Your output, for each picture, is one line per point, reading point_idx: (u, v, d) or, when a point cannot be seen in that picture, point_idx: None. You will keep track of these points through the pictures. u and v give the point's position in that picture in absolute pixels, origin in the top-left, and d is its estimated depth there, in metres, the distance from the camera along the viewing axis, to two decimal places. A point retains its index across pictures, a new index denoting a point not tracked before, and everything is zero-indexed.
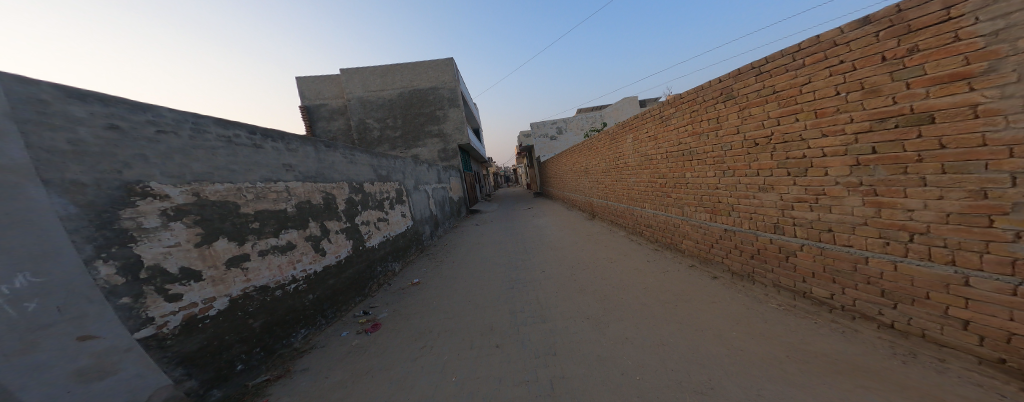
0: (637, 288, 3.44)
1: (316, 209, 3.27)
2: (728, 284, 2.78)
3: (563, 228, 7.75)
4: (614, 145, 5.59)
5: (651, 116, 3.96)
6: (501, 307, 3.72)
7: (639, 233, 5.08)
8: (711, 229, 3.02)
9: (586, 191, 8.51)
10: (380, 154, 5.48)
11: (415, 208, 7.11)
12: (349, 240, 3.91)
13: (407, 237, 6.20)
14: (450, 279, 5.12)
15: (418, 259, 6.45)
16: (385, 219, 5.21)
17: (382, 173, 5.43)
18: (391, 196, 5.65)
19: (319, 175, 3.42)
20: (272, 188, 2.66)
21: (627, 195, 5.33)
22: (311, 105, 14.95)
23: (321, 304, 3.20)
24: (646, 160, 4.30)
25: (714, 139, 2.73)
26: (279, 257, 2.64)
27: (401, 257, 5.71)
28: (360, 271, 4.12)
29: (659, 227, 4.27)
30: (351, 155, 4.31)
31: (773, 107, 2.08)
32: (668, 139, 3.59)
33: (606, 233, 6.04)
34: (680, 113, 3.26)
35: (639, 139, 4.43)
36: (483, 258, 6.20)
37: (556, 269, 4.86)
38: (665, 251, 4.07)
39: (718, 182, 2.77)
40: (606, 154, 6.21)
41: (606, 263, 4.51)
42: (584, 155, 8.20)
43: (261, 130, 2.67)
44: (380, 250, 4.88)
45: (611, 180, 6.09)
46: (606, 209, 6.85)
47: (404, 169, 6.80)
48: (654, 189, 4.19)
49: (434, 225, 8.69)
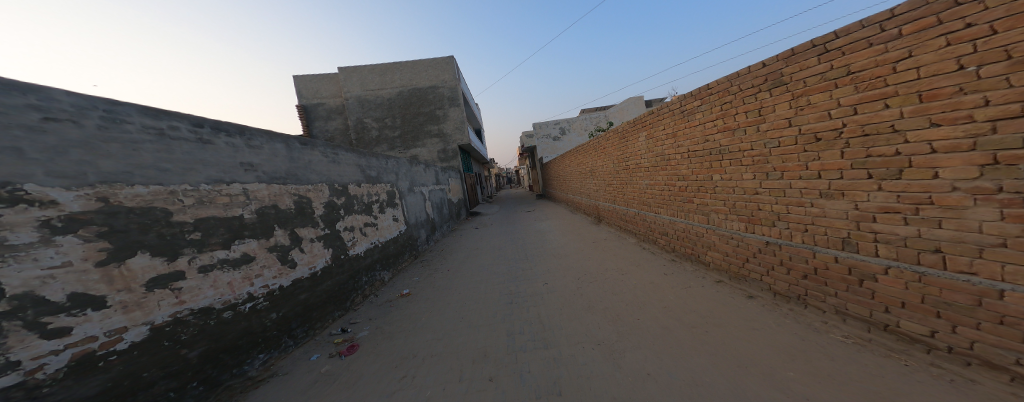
0: (656, 306, 2.97)
1: (285, 214, 2.85)
2: (769, 307, 2.30)
3: (567, 233, 7.28)
4: (624, 145, 5.14)
5: (669, 111, 3.50)
6: (497, 327, 3.27)
7: (652, 241, 4.60)
8: (747, 240, 2.55)
9: (591, 194, 8.04)
10: (370, 154, 5.05)
11: (409, 211, 6.67)
12: (328, 248, 3.47)
13: (398, 243, 5.76)
14: (442, 290, 4.66)
15: (411, 266, 6.00)
16: (374, 224, 4.77)
17: (372, 174, 5.01)
18: (382, 199, 5.23)
19: (290, 175, 3.01)
20: (222, 190, 2.25)
21: (639, 199, 4.87)
22: (309, 104, 14.63)
23: (288, 323, 2.75)
24: (662, 161, 3.83)
25: (754, 135, 2.26)
26: (230, 274, 2.21)
27: (391, 265, 5.27)
28: (341, 282, 3.68)
29: (676, 235, 3.80)
30: (332, 154, 3.89)
31: (846, 92, 1.61)
32: (690, 137, 3.13)
33: (614, 241, 5.55)
34: (706, 107, 2.80)
35: (654, 137, 3.96)
36: (480, 267, 5.75)
37: (561, 280, 4.38)
38: (685, 263, 3.59)
39: (758, 187, 2.31)
40: (614, 154, 5.74)
41: (617, 275, 4.03)
42: (589, 156, 7.72)
43: (212, 123, 2.27)
44: (367, 259, 4.44)
45: (620, 182, 5.62)
46: (613, 213, 6.38)
47: (398, 170, 6.37)
48: (671, 193, 3.72)
49: (430, 229, 8.26)
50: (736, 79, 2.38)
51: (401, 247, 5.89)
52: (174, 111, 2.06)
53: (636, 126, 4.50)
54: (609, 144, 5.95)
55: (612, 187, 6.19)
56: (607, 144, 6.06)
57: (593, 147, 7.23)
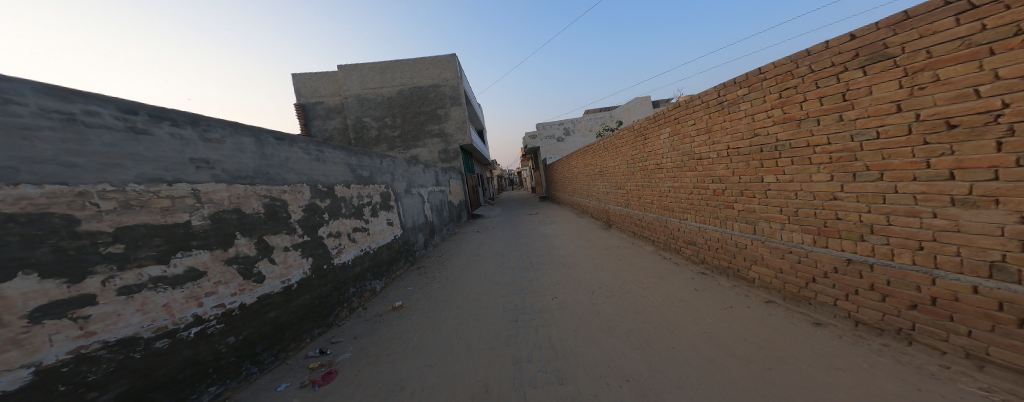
0: (692, 332, 2.47)
1: (252, 219, 2.37)
2: (851, 340, 1.80)
3: (574, 239, 6.78)
4: (641, 145, 4.66)
5: (701, 103, 3.02)
6: (501, 352, 2.79)
7: (675, 250, 4.11)
8: (814, 256, 2.06)
9: (600, 197, 7.56)
10: (361, 152, 4.60)
11: (405, 215, 6.21)
12: (308, 258, 3.02)
13: (393, 249, 5.30)
14: (439, 304, 4.17)
15: (407, 275, 5.53)
16: (364, 230, 4.31)
17: (363, 174, 4.55)
18: (375, 201, 4.78)
19: (261, 174, 2.55)
20: (162, 192, 1.80)
21: (658, 203, 4.38)
22: (306, 102, 14.23)
23: (251, 346, 2.28)
24: (690, 161, 3.36)
25: (833, 126, 1.78)
26: (169, 294, 1.75)
27: (383, 274, 4.81)
28: (322, 295, 3.22)
29: (708, 245, 3.31)
30: (316, 151, 3.44)
31: (1009, 59, 1.14)
32: (731, 131, 2.65)
33: (628, 249, 5.06)
34: (756, 95, 2.33)
35: (680, 134, 3.49)
36: (481, 277, 5.27)
37: (572, 295, 3.88)
38: (720, 278, 3.09)
39: (837, 191, 1.82)
40: (628, 154, 5.27)
41: (638, 291, 3.54)
42: (598, 157, 7.24)
43: (150, 109, 1.83)
44: (356, 268, 3.97)
45: (636, 185, 5.15)
46: (626, 218, 5.89)
47: (394, 170, 5.92)
48: (702, 198, 3.24)
49: (428, 234, 7.76)
50: (805, 58, 1.91)
51: (395, 253, 5.42)
52: (93, 92, 1.61)
53: (657, 122, 4.03)
54: (622, 144, 5.49)
55: (625, 189, 5.70)
56: (620, 144, 5.61)
57: (603, 146, 6.76)
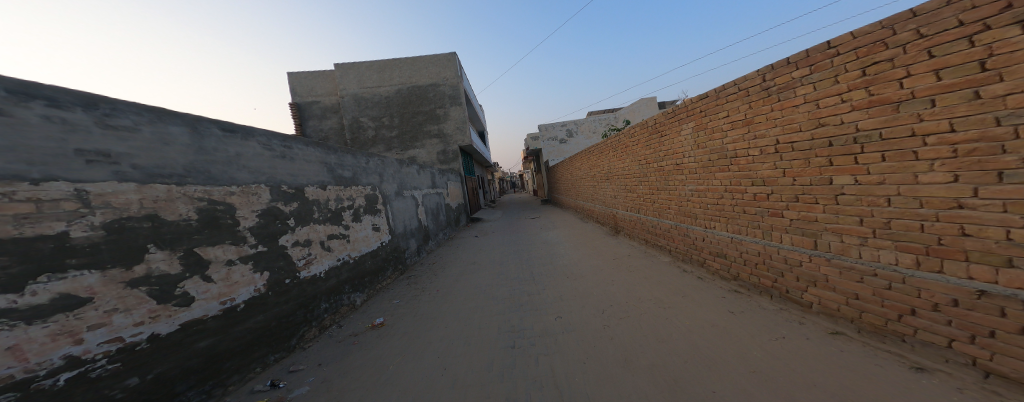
0: (734, 369, 1.92)
1: (177, 227, 1.88)
2: (981, 397, 1.25)
3: (579, 247, 6.22)
4: (657, 143, 4.13)
5: (737, 90, 2.50)
6: (492, 390, 2.25)
7: (699, 263, 3.55)
8: (917, 283, 1.53)
9: (607, 201, 7.04)
10: (343, 150, 4.12)
11: (395, 220, 5.70)
12: (263, 272, 2.52)
13: (378, 258, 4.79)
14: (425, 322, 3.64)
15: (394, 285, 5.02)
16: (343, 237, 3.80)
17: (344, 175, 4.06)
18: (357, 205, 4.27)
19: (196, 171, 2.06)
20: (18, 194, 1.31)
21: (677, 209, 3.84)
22: (302, 101, 13.83)
23: (171, 385, 1.78)
24: (720, 160, 2.83)
25: (962, 109, 1.26)
26: (19, 333, 1.25)
27: (365, 286, 4.29)
28: (281, 314, 2.71)
29: (744, 260, 2.76)
30: (282, 147, 2.95)
31: None
32: (781, 122, 2.12)
33: (641, 260, 4.49)
34: (822, 75, 1.81)
35: (707, 128, 2.96)
36: (476, 290, 4.72)
37: (579, 316, 3.33)
38: (762, 299, 2.54)
39: (964, 196, 1.30)
40: (640, 154, 4.76)
41: (658, 312, 2.98)
42: (605, 158, 6.71)
43: (11, 82, 1.35)
44: (330, 281, 3.45)
45: (649, 188, 4.61)
46: (637, 225, 5.33)
47: (383, 171, 5.42)
48: (737, 203, 2.70)
49: (422, 239, 7.25)
50: (911, 19, 1.39)
51: (381, 262, 4.89)
52: None
53: (677, 117, 3.51)
54: (633, 144, 4.97)
55: (636, 193, 5.17)
56: (631, 144, 5.08)
57: (611, 147, 6.23)
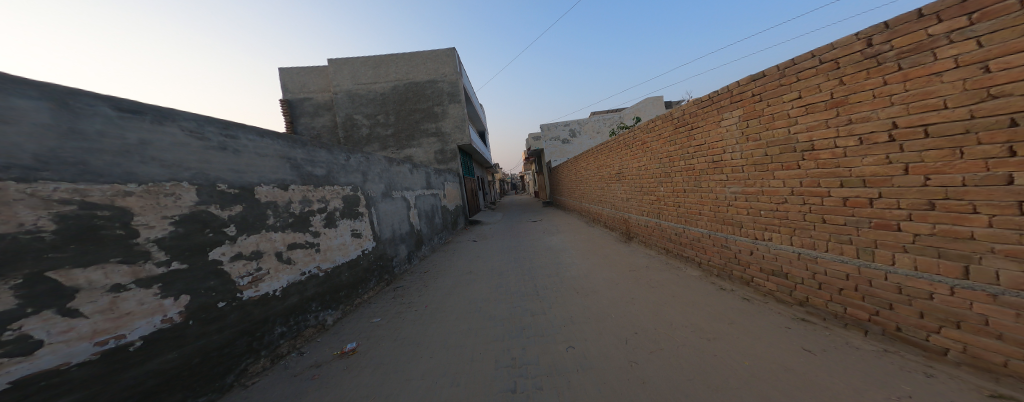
0: None
1: (9, 243, 1.31)
2: None
3: (587, 256, 5.55)
4: (684, 138, 3.47)
5: (819, 60, 1.85)
6: None
7: (743, 281, 2.89)
8: None
9: (618, 203, 6.40)
10: (316, 144, 3.48)
11: (381, 225, 5.05)
12: (180, 296, 1.89)
13: (358, 269, 4.14)
14: (406, 349, 2.99)
15: (377, 299, 4.37)
16: (310, 247, 3.16)
17: (316, 173, 3.42)
18: (331, 208, 3.61)
19: (60, 163, 1.48)
20: None
21: (710, 215, 3.19)
22: (293, 98, 13.22)
23: None
24: (783, 154, 2.18)
25: None
26: None
27: (338, 302, 3.64)
28: (212, 347, 2.06)
29: (818, 282, 2.11)
30: (223, 136, 2.33)
31: None
32: (901, 99, 1.49)
33: (664, 274, 3.82)
34: (994, 23, 1.19)
35: (763, 115, 2.32)
36: (470, 308, 4.06)
37: (596, 346, 2.67)
38: (850, 334, 1.88)
39: None
40: (660, 151, 4.11)
41: (701, 346, 2.31)
42: (616, 157, 6.05)
43: None
44: (290, 300, 2.81)
45: (671, 191, 3.95)
46: (655, 231, 4.67)
47: (367, 170, 4.78)
48: (811, 210, 2.05)
49: (413, 245, 6.61)
50: None
51: (362, 274, 4.23)
52: None
53: (715, 104, 2.86)
54: (652, 139, 4.31)
55: (654, 196, 4.51)
56: (649, 140, 4.44)
57: (623, 144, 5.58)
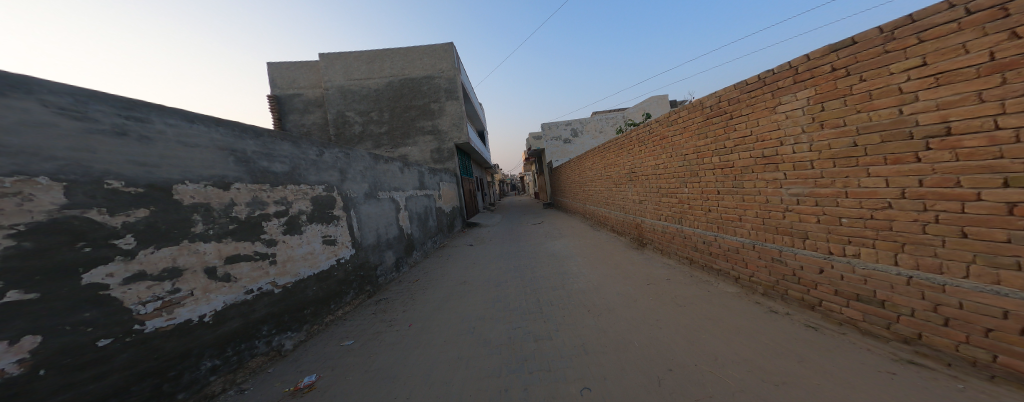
0: None
1: None
2: None
3: (595, 266, 4.94)
4: (718, 130, 2.88)
5: (964, 10, 1.30)
6: None
7: (802, 303, 2.29)
8: None
9: (628, 206, 5.80)
10: (275, 136, 2.89)
11: (363, 230, 4.44)
12: (22, 338, 1.29)
13: (328, 282, 3.53)
14: (378, 385, 2.38)
15: (354, 316, 3.76)
16: (261, 258, 2.55)
17: (275, 169, 2.82)
18: (293, 212, 3.00)
19: None
20: None
21: (755, 221, 2.59)
22: (282, 94, 12.59)
23: None
24: (888, 143, 1.59)
25: None
26: None
27: (300, 323, 3.02)
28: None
29: (944, 317, 1.52)
30: (121, 117, 1.74)
31: None
32: None
33: (691, 291, 3.21)
34: None
35: (851, 94, 1.74)
36: (461, 328, 3.46)
37: (620, 388, 2.04)
38: (1009, 394, 1.28)
39: None
40: (685, 147, 3.51)
41: (767, 394, 1.66)
42: (627, 155, 5.46)
43: None
44: (226, 326, 2.20)
45: (698, 193, 3.36)
46: (674, 238, 4.07)
47: (347, 168, 4.18)
48: (939, 219, 1.46)
49: (402, 251, 5.99)
50: None
51: (333, 288, 3.61)
52: None
53: (768, 85, 2.28)
54: (673, 134, 3.73)
55: (674, 199, 3.91)
56: (669, 136, 3.87)
57: (636, 141, 4.99)
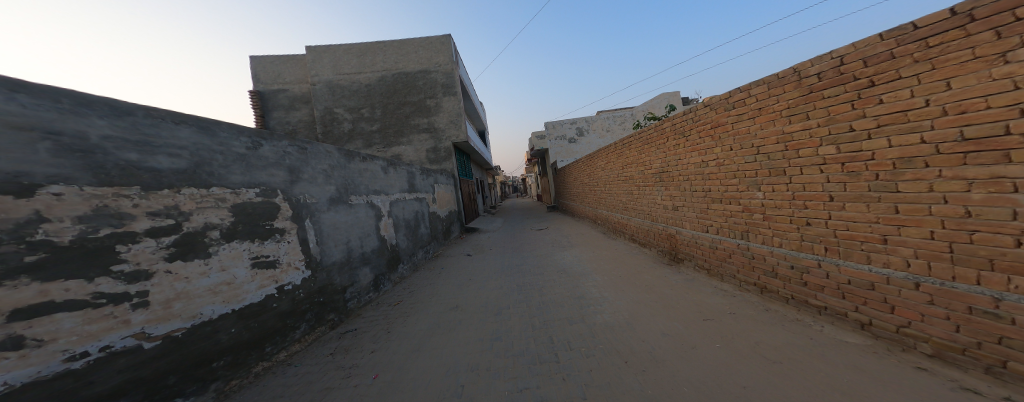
0: None
1: None
2: None
3: (621, 289, 3.92)
4: (839, 106, 1.88)
5: None
6: None
7: None
8: None
9: (656, 213, 4.79)
10: (161, 115, 1.94)
11: (323, 245, 3.46)
12: None
13: (261, 318, 2.54)
14: None
15: (302, 361, 2.77)
16: (111, 302, 1.59)
17: (155, 165, 1.87)
18: (195, 228, 2.03)
19: None
20: None
21: (924, 245, 1.58)
22: (266, 89, 11.68)
23: None
24: None
25: None
26: None
27: (202, 384, 2.04)
28: None
29: None
30: None
31: None
32: None
33: (782, 337, 2.17)
34: None
35: None
36: (444, 385, 2.45)
37: None
38: None
39: None
40: (761, 135, 2.50)
41: None
42: (657, 151, 4.45)
43: None
44: None
45: (785, 198, 2.35)
46: (733, 257, 3.04)
47: (300, 167, 3.21)
48: None
49: (383, 267, 5.00)
50: None
51: (268, 324, 2.62)
52: None
53: (989, 15, 1.27)
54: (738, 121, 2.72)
55: (736, 206, 2.91)
56: (728, 124, 2.87)
57: (671, 134, 3.98)
